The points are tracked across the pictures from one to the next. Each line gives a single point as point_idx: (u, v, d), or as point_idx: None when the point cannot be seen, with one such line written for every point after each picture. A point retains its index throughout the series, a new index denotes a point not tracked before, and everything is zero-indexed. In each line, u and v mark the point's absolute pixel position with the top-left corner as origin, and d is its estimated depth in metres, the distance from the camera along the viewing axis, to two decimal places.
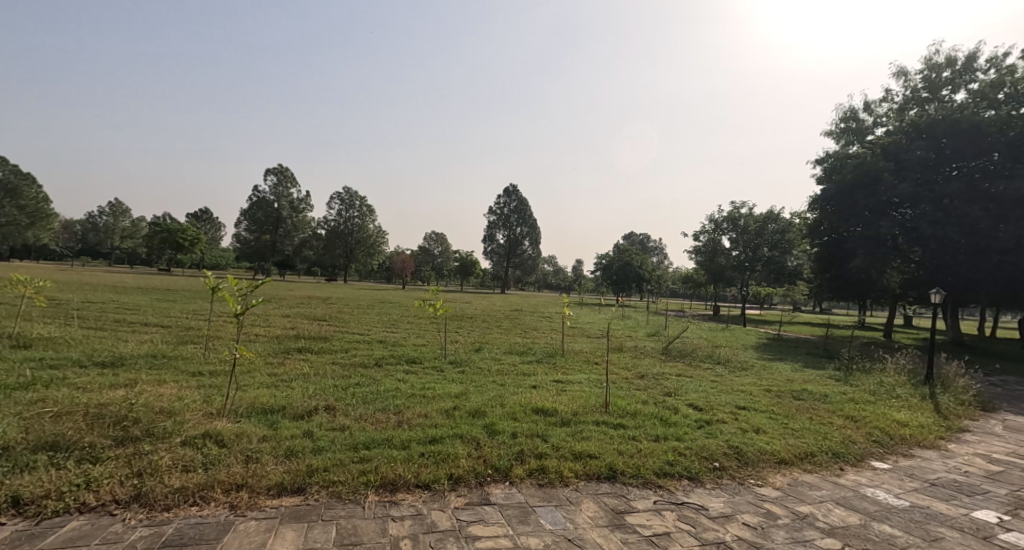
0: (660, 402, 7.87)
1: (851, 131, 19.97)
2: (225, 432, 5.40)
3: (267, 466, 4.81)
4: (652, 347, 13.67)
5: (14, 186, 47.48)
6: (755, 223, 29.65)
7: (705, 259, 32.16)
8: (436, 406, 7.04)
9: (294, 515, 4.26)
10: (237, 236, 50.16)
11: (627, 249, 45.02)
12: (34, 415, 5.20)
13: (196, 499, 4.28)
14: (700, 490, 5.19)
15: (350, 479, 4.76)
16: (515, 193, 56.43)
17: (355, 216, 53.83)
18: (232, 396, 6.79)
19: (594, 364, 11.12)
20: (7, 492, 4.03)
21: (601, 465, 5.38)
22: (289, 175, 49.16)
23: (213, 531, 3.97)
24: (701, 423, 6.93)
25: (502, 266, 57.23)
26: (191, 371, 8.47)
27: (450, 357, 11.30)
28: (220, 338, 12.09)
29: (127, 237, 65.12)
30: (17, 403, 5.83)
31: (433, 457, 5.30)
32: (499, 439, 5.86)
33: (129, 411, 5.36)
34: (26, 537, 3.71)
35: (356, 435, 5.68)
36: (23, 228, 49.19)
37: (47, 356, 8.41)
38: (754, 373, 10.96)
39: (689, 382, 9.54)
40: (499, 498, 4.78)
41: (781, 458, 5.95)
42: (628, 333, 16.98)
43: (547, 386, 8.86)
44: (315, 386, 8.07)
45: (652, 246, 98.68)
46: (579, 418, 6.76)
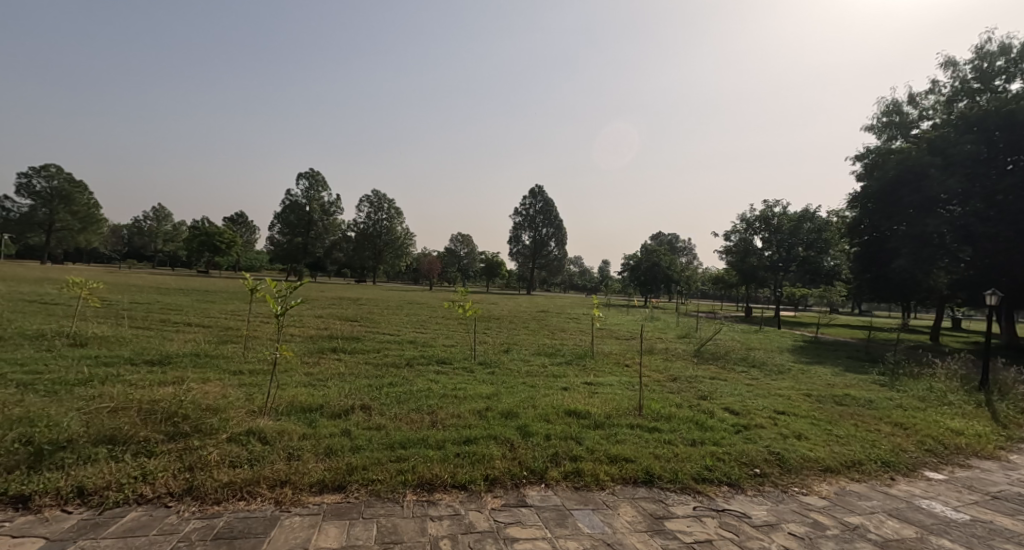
0: (696, 406, 7.72)
1: (894, 125, 19.22)
2: (268, 429, 5.54)
3: (308, 464, 4.91)
4: (684, 349, 13.42)
5: (67, 194, 50.06)
6: (788, 223, 28.93)
7: (735, 259, 31.30)
8: (469, 406, 7.09)
9: (336, 512, 4.33)
10: (271, 238, 51.55)
11: (654, 249, 44.37)
12: (93, 410, 5.42)
13: (243, 494, 4.40)
14: (741, 497, 5.07)
15: (389, 478, 4.81)
16: (542, 194, 56.33)
17: (383, 219, 54.57)
18: (273, 395, 6.96)
19: (625, 366, 11.00)
20: (73, 483, 4.22)
21: (638, 469, 5.31)
22: (320, 179, 50.18)
23: (261, 525, 4.08)
24: (739, 428, 6.77)
25: (528, 267, 57.24)
26: (232, 370, 8.71)
27: (479, 358, 11.33)
28: (258, 338, 12.43)
29: (169, 241, 67.74)
30: (77, 398, 6.12)
31: (469, 457, 5.34)
32: (533, 441, 5.85)
33: (179, 407, 5.49)
34: (91, 526, 3.87)
35: (393, 435, 5.75)
36: (75, 233, 51.69)
37: (101, 355, 8.75)
38: (792, 377, 10.65)
39: (724, 385, 9.31)
40: (536, 500, 4.76)
41: (826, 466, 5.76)
42: (658, 335, 16.65)
43: (577, 388, 8.79)
44: (349, 386, 8.19)
45: (682, 247, 96.76)
46: (613, 420, 6.69)
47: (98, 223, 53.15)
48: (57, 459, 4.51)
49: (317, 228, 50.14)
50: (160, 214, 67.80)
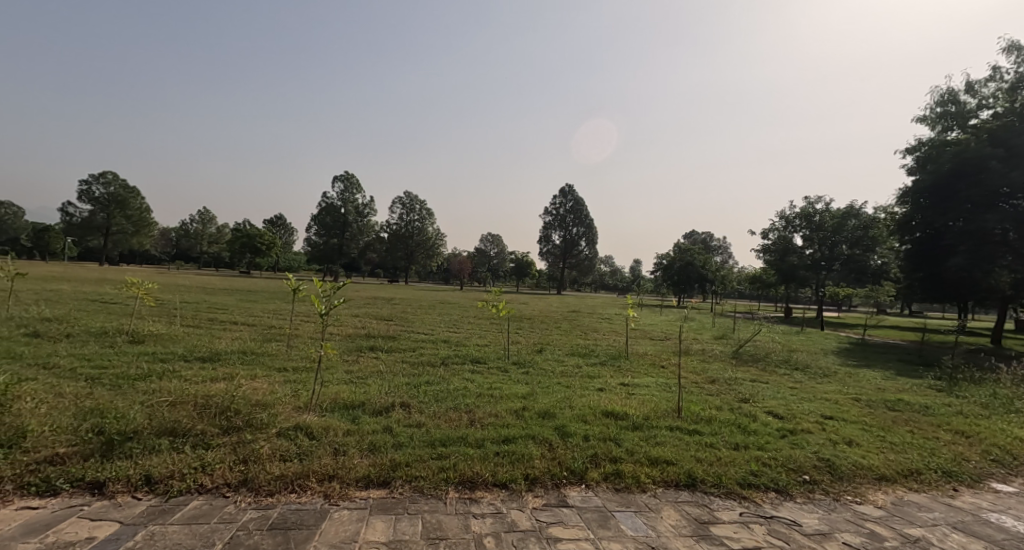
0: (737, 408, 7.56)
1: (949, 115, 18.29)
2: (314, 425, 5.70)
3: (354, 459, 5.03)
4: (721, 351, 13.09)
5: (122, 199, 52.54)
6: (832, 220, 28.01)
7: (775, 258, 30.57)
8: (506, 406, 7.11)
9: (382, 507, 4.43)
10: (309, 240, 52.95)
11: (688, 249, 43.60)
12: (154, 403, 5.69)
13: (295, 487, 4.55)
14: (791, 504, 4.92)
15: (431, 475, 4.89)
16: (572, 193, 56.09)
17: (416, 220, 55.27)
18: (317, 391, 7.17)
19: (661, 367, 10.83)
20: (140, 471, 4.44)
21: (680, 472, 5.22)
22: (355, 182, 51.29)
23: (312, 517, 4.21)
24: (784, 432, 6.59)
25: (558, 266, 57.15)
26: (278, 367, 9.04)
27: (513, 358, 11.35)
28: (300, 336, 12.81)
29: (213, 242, 70.38)
30: (139, 392, 6.47)
31: (508, 457, 5.36)
32: (572, 441, 5.83)
33: (231, 402, 5.70)
34: (158, 512, 4.07)
35: (433, 432, 5.84)
36: (129, 235, 54.22)
37: (158, 352, 9.15)
38: (839, 380, 10.27)
39: (766, 388, 9.06)
40: (577, 501, 4.75)
41: (881, 475, 5.54)
42: (694, 336, 16.29)
43: (613, 389, 8.69)
44: (388, 384, 8.35)
45: (717, 246, 94.53)
46: (651, 422, 6.60)
47: (150, 226, 55.66)
48: (125, 448, 4.74)
49: (352, 229, 51.26)
50: (205, 216, 70.28)
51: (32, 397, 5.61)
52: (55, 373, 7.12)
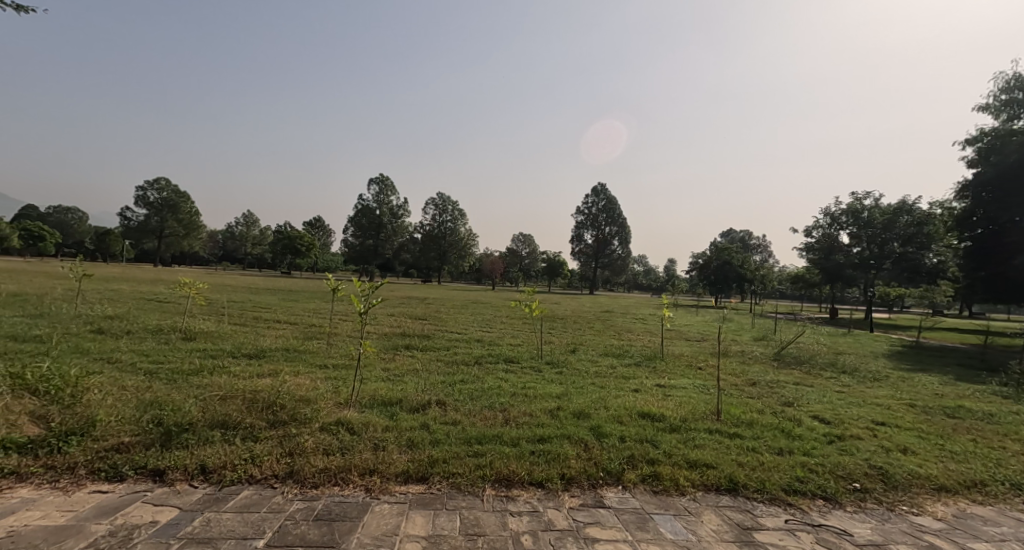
0: (780, 412, 7.38)
1: (1015, 103, 17.30)
2: (355, 420, 5.86)
3: (394, 455, 5.16)
4: (762, 353, 12.75)
5: (174, 203, 54.95)
6: (882, 216, 26.90)
7: (819, 257, 29.69)
8: (540, 405, 7.13)
9: (421, 502, 4.52)
10: (346, 241, 54.23)
11: (725, 247, 42.70)
12: (207, 397, 5.96)
13: (338, 480, 4.70)
14: (840, 512, 4.77)
15: (468, 472, 4.96)
16: (605, 193, 55.64)
17: (448, 220, 55.77)
18: (357, 388, 7.35)
19: (698, 368, 10.63)
20: (196, 461, 4.67)
21: (721, 476, 5.13)
22: (390, 185, 52.34)
23: (355, 510, 4.33)
24: (832, 438, 6.39)
25: (591, 266, 56.74)
26: (319, 364, 9.32)
27: (546, 357, 11.36)
28: (339, 335, 13.15)
29: (257, 244, 72.86)
30: (192, 386, 6.78)
31: (544, 456, 5.39)
32: (608, 442, 5.81)
33: (277, 397, 5.92)
34: (213, 500, 4.27)
35: (469, 430, 5.92)
36: (180, 238, 56.94)
37: (208, 348, 9.57)
38: (891, 385, 9.86)
39: (810, 392, 8.80)
40: (614, 502, 4.73)
41: (940, 485, 5.32)
42: (733, 337, 15.92)
43: (649, 390, 8.60)
44: (424, 382, 8.48)
45: (757, 246, 91.94)
46: (690, 424, 6.51)
47: (200, 229, 58.05)
48: (182, 439, 5.00)
49: (387, 230, 52.35)
50: (249, 219, 72.94)
51: (98, 389, 5.97)
52: (118, 367, 7.56)
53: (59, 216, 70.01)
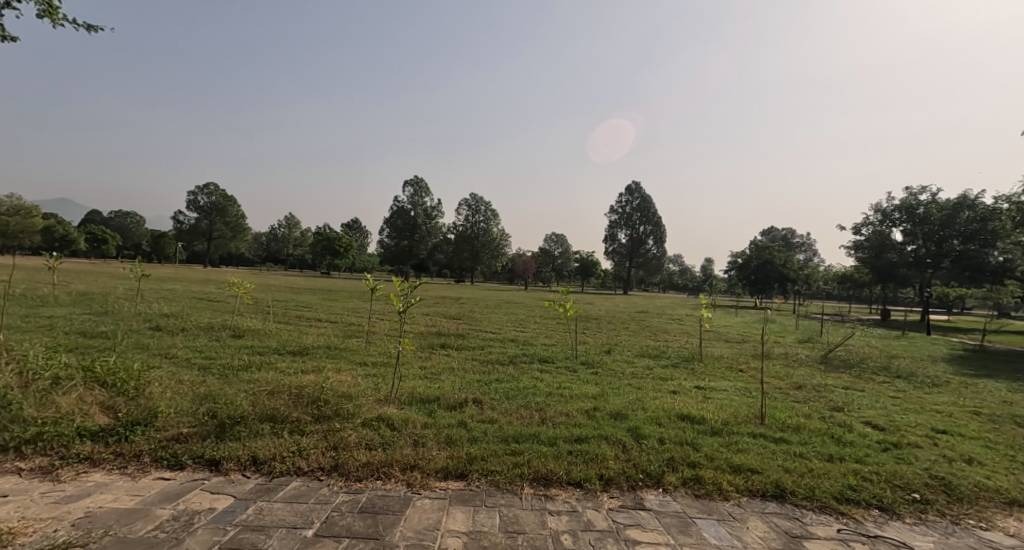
0: (830, 417, 7.13)
1: None
2: (395, 417, 5.97)
3: (433, 451, 5.23)
4: (808, 355, 12.33)
5: (222, 207, 57.14)
6: (940, 212, 25.66)
7: (869, 256, 28.61)
8: (577, 406, 7.11)
9: (461, 498, 4.57)
10: (383, 242, 55.29)
11: (767, 245, 41.58)
12: (256, 391, 6.19)
13: (380, 474, 4.80)
14: (899, 524, 4.58)
15: (506, 470, 4.99)
16: (639, 191, 54.98)
17: (480, 221, 56.01)
18: (395, 386, 7.48)
19: (739, 371, 10.34)
20: (248, 452, 4.85)
21: (768, 482, 4.99)
22: (424, 186, 53.00)
23: (397, 504, 4.42)
24: (887, 445, 6.14)
25: (625, 266, 56.13)
26: (359, 361, 9.52)
27: (581, 358, 11.26)
28: (377, 333, 13.41)
29: (299, 246, 74.92)
30: (242, 380, 7.04)
31: (582, 456, 5.37)
32: (646, 444, 5.74)
33: (321, 393, 6.09)
34: (265, 490, 4.43)
35: (506, 429, 5.95)
36: (229, 240, 58.88)
37: (256, 345, 9.91)
38: (952, 391, 9.37)
39: (862, 397, 8.45)
40: (654, 505, 4.67)
41: (1010, 499, 5.03)
42: (776, 339, 15.43)
43: (689, 392, 8.44)
44: (460, 380, 8.56)
45: (800, 244, 88.99)
46: (732, 428, 6.37)
47: (245, 232, 60.20)
48: (235, 431, 5.20)
49: (421, 231, 53.19)
50: (291, 222, 75.21)
51: (158, 382, 6.26)
52: (174, 362, 7.94)
53: (120, 220, 73.94)
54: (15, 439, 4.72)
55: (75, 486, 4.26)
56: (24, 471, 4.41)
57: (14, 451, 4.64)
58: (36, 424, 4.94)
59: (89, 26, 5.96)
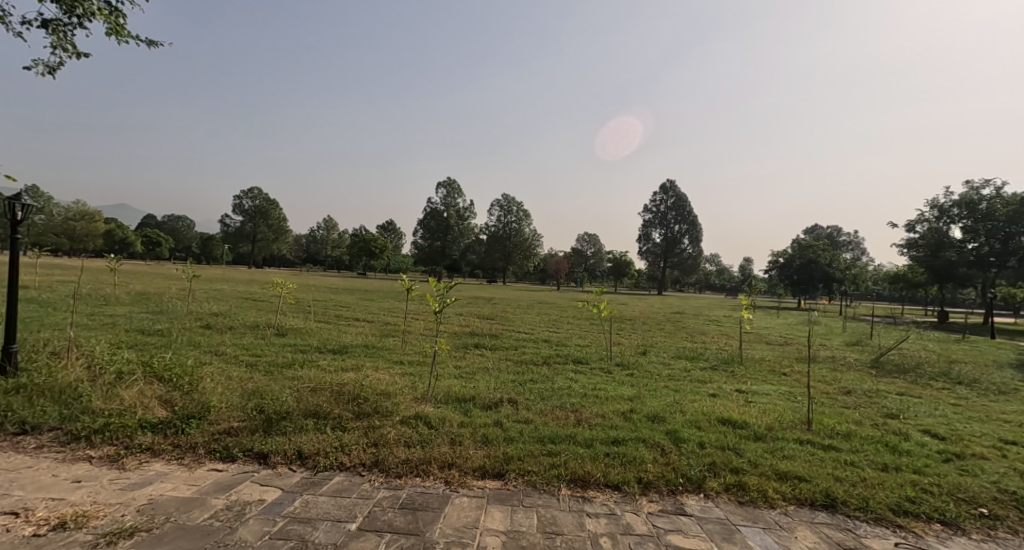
0: (883, 425, 6.84)
1: None
2: (432, 415, 6.04)
3: (470, 450, 5.27)
4: (857, 359, 11.84)
5: (265, 210, 59.07)
6: (1004, 207, 24.28)
7: (924, 254, 27.23)
8: (613, 407, 7.04)
9: (498, 498, 4.59)
10: (416, 243, 56.14)
11: (810, 244, 40.21)
12: (300, 388, 6.36)
13: (419, 472, 4.85)
14: (963, 539, 4.36)
15: (543, 471, 4.98)
16: (674, 189, 54.11)
17: (513, 221, 56.05)
18: (432, 385, 7.56)
19: (782, 375, 10.03)
20: (294, 447, 4.99)
21: (816, 491, 4.83)
22: (457, 187, 53.45)
23: (436, 501, 4.46)
24: (948, 456, 5.85)
25: (659, 266, 55.29)
26: (395, 360, 9.67)
27: (615, 359, 11.14)
28: (413, 333, 13.59)
29: (337, 247, 76.63)
30: (286, 378, 7.25)
31: (619, 458, 5.31)
32: (686, 447, 5.64)
33: (361, 391, 6.22)
34: (310, 484, 4.55)
35: (542, 429, 5.94)
36: (271, 242, 60.45)
37: (298, 343, 10.19)
38: (1019, 399, 8.84)
39: (919, 404, 8.07)
40: (696, 510, 4.58)
41: None
42: (821, 342, 14.90)
43: (729, 395, 8.24)
44: (495, 380, 8.59)
45: (846, 243, 85.82)
46: (777, 433, 6.18)
47: (287, 233, 61.65)
48: (281, 426, 5.36)
49: (454, 232, 53.77)
50: (330, 224, 77.05)
51: (210, 378, 6.52)
52: (223, 358, 8.24)
53: (172, 224, 77.41)
54: (84, 429, 4.98)
55: (138, 474, 4.46)
56: (92, 459, 4.65)
57: (84, 440, 4.89)
58: (103, 415, 5.21)
59: (150, 41, 6.33)
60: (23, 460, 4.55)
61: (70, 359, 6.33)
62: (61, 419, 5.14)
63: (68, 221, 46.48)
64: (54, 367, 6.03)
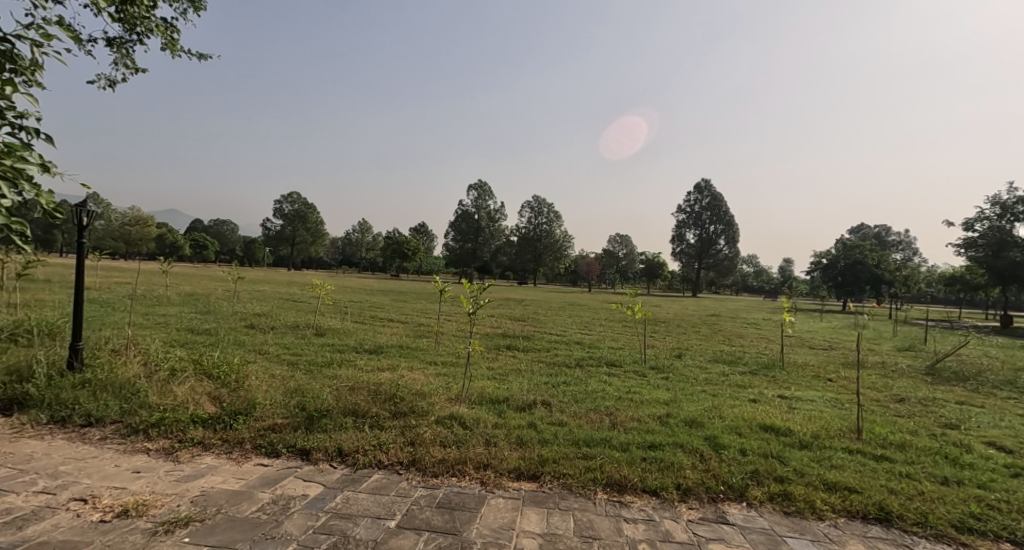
0: (942, 436, 6.50)
1: None
2: (467, 416, 6.06)
3: (505, 451, 5.26)
4: (910, 366, 11.31)
5: (302, 214, 60.71)
6: None
7: (983, 254, 25.93)
8: (649, 411, 6.93)
9: (534, 500, 4.56)
10: (448, 245, 56.72)
11: (856, 244, 38.87)
12: (339, 387, 6.49)
13: (455, 471, 4.88)
14: None
15: (579, 474, 4.92)
16: (708, 189, 53.22)
17: (544, 223, 55.86)
18: (466, 385, 7.59)
19: (827, 381, 9.69)
20: (335, 444, 5.08)
21: (869, 504, 4.63)
22: (488, 189, 53.76)
23: (473, 501, 4.47)
24: (1014, 470, 5.52)
25: (694, 267, 54.29)
26: (430, 360, 9.75)
27: (650, 362, 10.96)
28: (447, 334, 13.70)
29: (371, 249, 77.93)
30: (326, 376, 7.41)
31: (656, 463, 5.22)
32: (727, 454, 5.49)
33: (397, 390, 6.29)
34: (350, 480, 4.62)
35: (577, 432, 5.88)
36: (310, 245, 61.91)
37: (337, 343, 10.41)
38: None
39: (981, 414, 7.65)
40: (739, 519, 4.45)
41: None
42: (869, 347, 14.29)
43: (771, 402, 7.99)
44: (528, 382, 8.58)
45: (895, 243, 82.29)
46: (823, 442, 5.97)
47: (324, 237, 63.23)
48: (322, 424, 5.46)
49: (486, 234, 54.09)
50: (365, 227, 78.58)
51: (255, 376, 6.72)
52: (266, 357, 8.48)
53: (218, 227, 80.29)
54: (142, 422, 5.20)
55: (191, 467, 4.62)
56: (150, 451, 4.84)
57: (142, 433, 5.10)
58: (159, 410, 5.42)
59: (201, 54, 6.59)
60: (88, 451, 4.77)
61: (128, 356, 6.62)
62: (121, 413, 5.38)
63: (124, 226, 48.90)
64: (114, 363, 6.31)
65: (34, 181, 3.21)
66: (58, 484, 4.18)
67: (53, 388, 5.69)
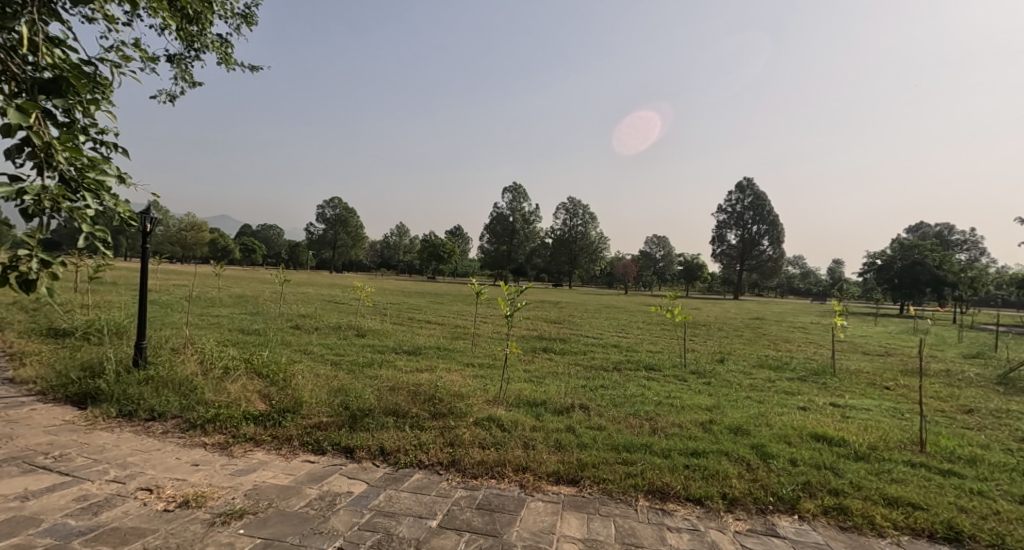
0: (1015, 451, 6.09)
1: None
2: (505, 418, 6.04)
3: (544, 454, 5.22)
4: (979, 375, 10.62)
5: (343, 217, 62.26)
6: None
7: None
8: (690, 417, 6.76)
9: (574, 504, 4.50)
10: (484, 248, 57.14)
11: (917, 245, 37.13)
12: (380, 386, 6.59)
13: (494, 473, 4.87)
14: None
15: (619, 480, 4.83)
16: (750, 189, 51.89)
17: (579, 224, 55.46)
18: (503, 388, 7.59)
19: (884, 389, 9.23)
20: (377, 443, 5.14)
21: (934, 521, 4.37)
22: (523, 191, 53.87)
23: (512, 504, 4.45)
24: None
25: (734, 268, 53.07)
26: (467, 362, 9.81)
27: (691, 366, 10.71)
28: (483, 336, 13.78)
29: (409, 252, 79.07)
30: (368, 377, 7.54)
31: (700, 471, 5.07)
32: (776, 464, 5.29)
33: (437, 392, 6.32)
34: (392, 479, 4.67)
35: (616, 437, 5.79)
36: (350, 248, 63.32)
37: (377, 343, 10.60)
38: None
39: None
40: (789, 532, 4.27)
41: None
42: (931, 354, 13.52)
43: (822, 410, 7.68)
44: (566, 385, 8.51)
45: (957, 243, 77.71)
46: (881, 453, 5.68)
47: (364, 240, 64.62)
48: (365, 423, 5.54)
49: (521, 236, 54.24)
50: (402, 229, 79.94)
51: (301, 375, 6.89)
52: (311, 356, 8.71)
53: (265, 232, 83.13)
54: (199, 418, 5.40)
55: (244, 461, 4.77)
56: (207, 445, 5.02)
57: (199, 428, 5.30)
58: (213, 406, 5.62)
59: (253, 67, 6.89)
60: (152, 443, 4.99)
61: (186, 354, 6.92)
62: (181, 408, 5.60)
63: (180, 231, 51.21)
64: (175, 361, 6.60)
65: (113, 192, 3.36)
66: (126, 474, 4.38)
67: (120, 383, 5.99)
